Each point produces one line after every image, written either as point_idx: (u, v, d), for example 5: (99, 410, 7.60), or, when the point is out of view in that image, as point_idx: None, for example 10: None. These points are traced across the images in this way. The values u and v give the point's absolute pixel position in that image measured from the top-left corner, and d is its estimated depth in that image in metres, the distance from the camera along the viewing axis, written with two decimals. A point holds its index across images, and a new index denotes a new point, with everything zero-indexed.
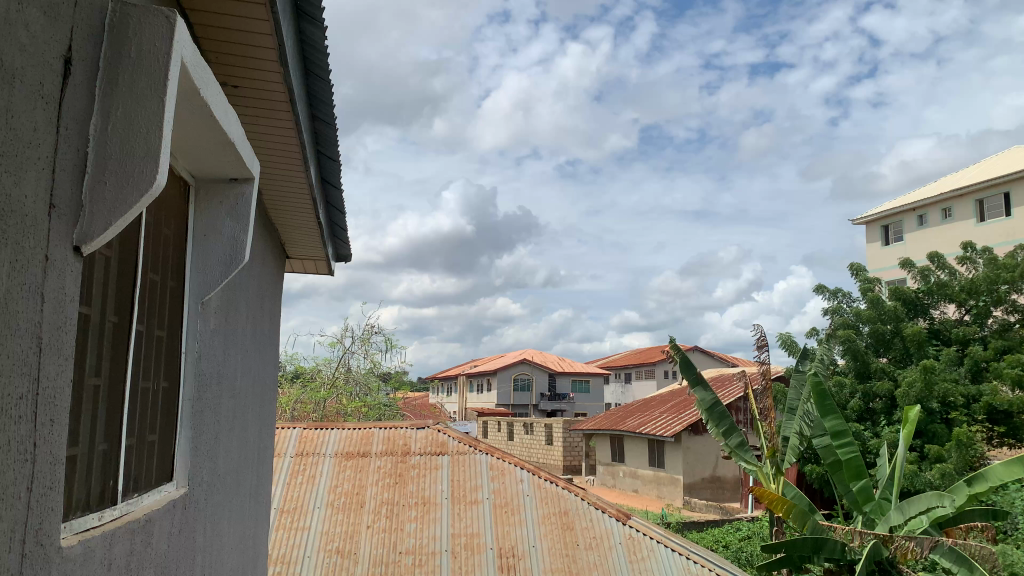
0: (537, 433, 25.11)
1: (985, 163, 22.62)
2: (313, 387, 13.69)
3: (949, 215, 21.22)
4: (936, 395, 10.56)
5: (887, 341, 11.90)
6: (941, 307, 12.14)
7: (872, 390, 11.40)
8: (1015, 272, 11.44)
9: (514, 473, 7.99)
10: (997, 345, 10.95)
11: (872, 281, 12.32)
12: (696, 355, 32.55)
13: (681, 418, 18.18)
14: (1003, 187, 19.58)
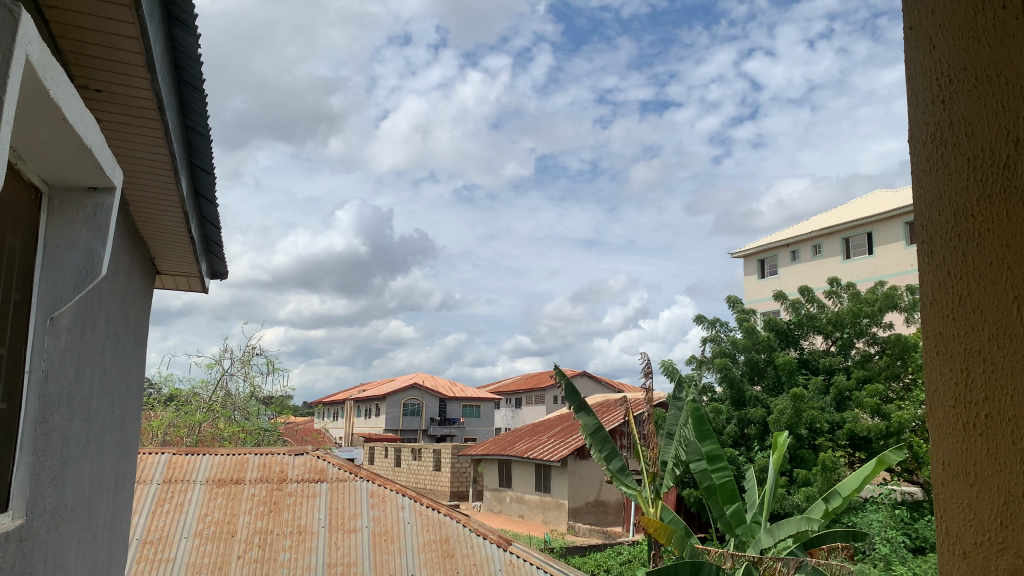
0: (424, 459, 24.75)
1: (849, 206, 24.30)
2: (188, 411, 12.97)
3: (818, 252, 22.61)
4: (804, 421, 11.07)
5: (760, 369, 12.47)
6: (810, 338, 12.84)
7: (747, 416, 11.85)
8: (875, 306, 12.22)
9: (396, 500, 7.85)
10: (859, 375, 11.65)
11: (747, 312, 12.90)
12: (583, 381, 33.17)
13: (567, 443, 18.40)
14: (866, 227, 21.05)
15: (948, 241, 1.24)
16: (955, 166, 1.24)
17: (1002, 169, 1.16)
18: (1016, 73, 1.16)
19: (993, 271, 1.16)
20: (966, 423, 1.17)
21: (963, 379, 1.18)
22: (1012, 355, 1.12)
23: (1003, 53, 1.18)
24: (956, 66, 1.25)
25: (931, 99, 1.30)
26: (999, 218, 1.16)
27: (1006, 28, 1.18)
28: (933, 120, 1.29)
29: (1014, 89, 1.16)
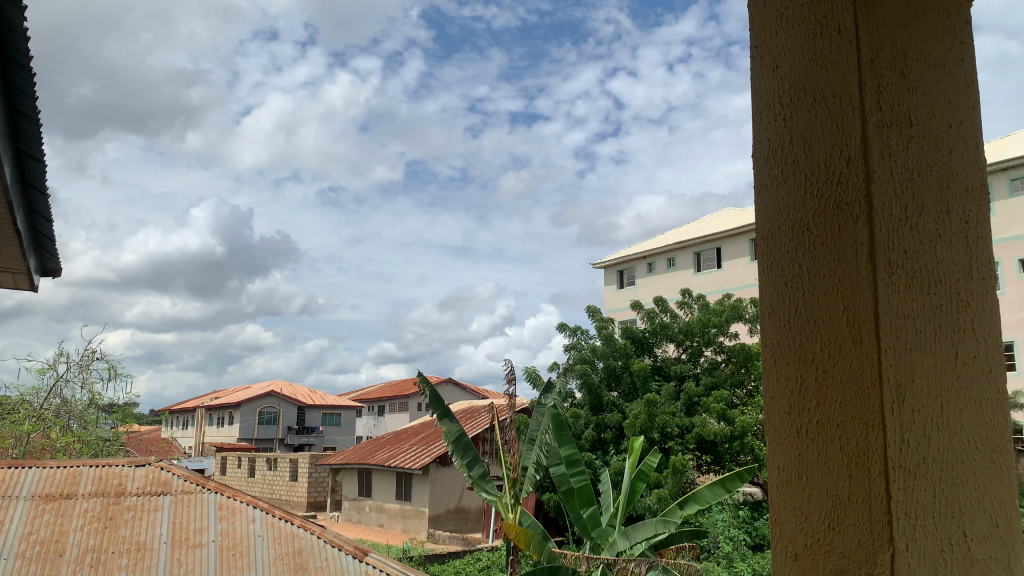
0: (280, 469, 23.85)
1: (700, 222, 25.64)
2: (15, 420, 11.82)
3: (672, 264, 23.69)
4: (657, 426, 11.51)
5: (617, 375, 12.88)
6: (663, 346, 13.38)
7: (604, 421, 12.19)
8: (721, 317, 12.91)
9: (246, 512, 7.47)
10: (707, 382, 12.23)
11: (605, 320, 13.30)
12: (447, 388, 33.11)
13: (429, 450, 18.27)
14: (715, 242, 22.25)
15: (786, 255, 1.27)
16: (793, 180, 1.28)
17: (835, 186, 1.20)
18: (849, 94, 1.20)
19: (824, 283, 1.20)
20: (800, 428, 1.21)
21: (797, 387, 1.22)
22: (841, 364, 1.15)
23: (839, 76, 1.22)
24: (795, 87, 1.30)
25: (775, 117, 1.34)
26: (833, 232, 1.20)
27: (843, 50, 1.22)
28: (776, 137, 1.33)
29: (848, 110, 1.20)
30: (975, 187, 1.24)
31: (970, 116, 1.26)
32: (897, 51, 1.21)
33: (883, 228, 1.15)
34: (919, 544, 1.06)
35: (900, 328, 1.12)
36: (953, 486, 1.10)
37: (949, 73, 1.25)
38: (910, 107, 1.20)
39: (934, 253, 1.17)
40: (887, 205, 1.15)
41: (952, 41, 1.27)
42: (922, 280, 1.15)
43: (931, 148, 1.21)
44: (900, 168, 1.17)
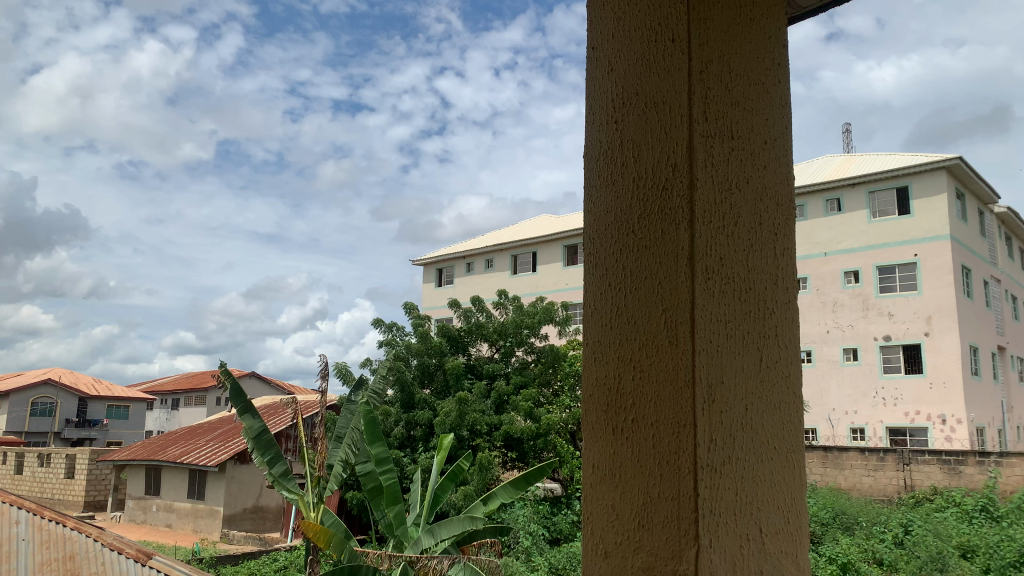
0: (54, 465, 21.60)
1: (519, 226, 26.31)
2: None
3: (490, 265, 24.10)
4: (466, 423, 11.58)
5: (430, 373, 12.88)
6: (477, 346, 13.54)
7: (415, 418, 12.12)
8: (534, 318, 13.27)
9: (10, 514, 6.67)
10: (517, 381, 12.51)
11: (422, 317, 13.20)
12: (252, 381, 31.58)
13: (228, 446, 17.31)
14: (532, 247, 22.87)
15: (613, 256, 1.28)
16: (622, 183, 1.29)
17: (661, 191, 1.22)
18: (677, 101, 1.22)
19: (646, 284, 1.22)
20: (615, 426, 1.22)
21: (615, 387, 1.23)
22: (657, 365, 1.17)
23: (669, 82, 1.24)
24: (629, 91, 1.31)
25: (606, 119, 1.35)
26: (658, 234, 1.21)
27: (673, 57, 1.24)
28: (607, 140, 1.34)
29: (676, 116, 1.22)
30: (783, 203, 1.32)
31: (781, 136, 1.35)
32: (724, 67, 1.25)
33: (703, 235, 1.17)
34: (720, 541, 1.09)
35: (714, 332, 1.15)
36: (753, 483, 1.15)
37: (767, 92, 1.33)
38: (732, 120, 1.25)
39: (745, 259, 1.23)
40: (707, 210, 1.19)
41: (770, 62, 1.34)
42: (734, 287, 1.20)
43: (748, 161, 1.26)
44: (720, 177, 1.21)
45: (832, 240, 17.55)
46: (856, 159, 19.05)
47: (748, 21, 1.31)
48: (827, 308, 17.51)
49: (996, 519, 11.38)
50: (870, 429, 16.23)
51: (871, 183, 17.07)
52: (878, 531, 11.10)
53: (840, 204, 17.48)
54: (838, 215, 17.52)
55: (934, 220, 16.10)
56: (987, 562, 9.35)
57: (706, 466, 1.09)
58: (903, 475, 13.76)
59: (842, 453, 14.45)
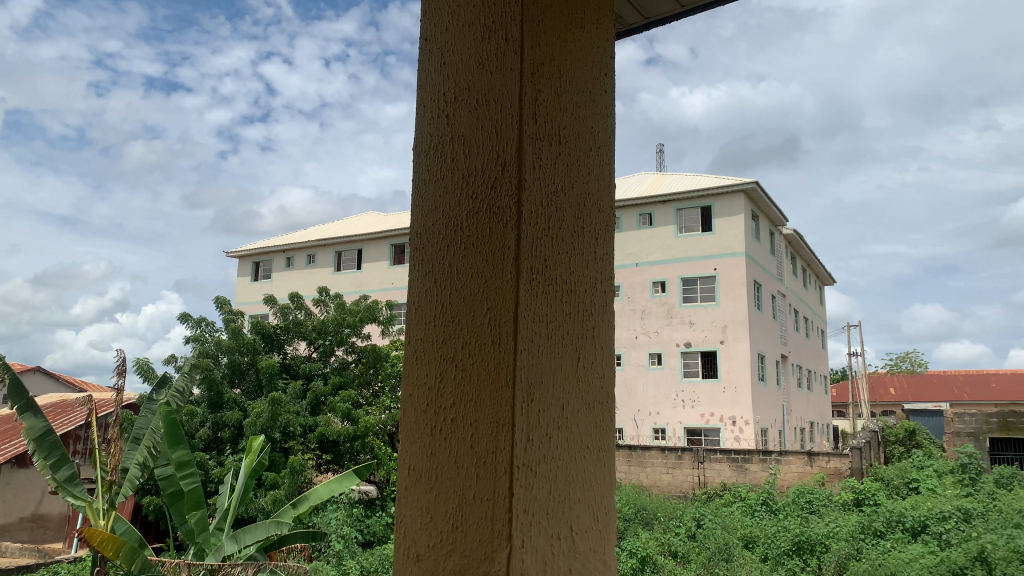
0: None
1: (343, 222, 25.74)
2: None
3: (312, 261, 23.38)
4: (279, 425, 11.11)
5: (241, 371, 12.25)
6: (294, 344, 13.05)
7: (223, 419, 11.47)
8: (356, 318, 13.02)
9: None
10: (335, 382, 12.20)
11: (235, 313, 12.47)
12: (35, 377, 28.53)
13: (2, 448, 15.50)
14: (357, 244, 22.42)
15: (439, 253, 1.25)
16: (449, 179, 1.27)
17: (489, 189, 1.20)
18: (508, 101, 1.22)
19: (473, 283, 1.20)
20: (432, 427, 1.20)
21: (434, 387, 1.21)
22: (478, 364, 1.16)
23: (500, 81, 1.24)
24: (461, 87, 1.29)
25: (436, 114, 1.32)
26: (482, 233, 1.20)
27: (506, 55, 1.24)
28: (437, 133, 1.31)
29: (506, 115, 1.21)
30: (604, 210, 1.35)
31: (605, 144, 1.38)
32: (554, 71, 1.27)
33: (529, 235, 1.17)
34: (532, 541, 1.09)
35: (534, 333, 1.16)
36: (566, 483, 1.16)
37: (594, 100, 1.36)
38: (559, 124, 1.26)
39: (567, 262, 1.25)
40: (533, 212, 1.19)
41: (597, 72, 1.38)
42: (556, 288, 1.21)
43: (573, 166, 1.28)
44: (546, 179, 1.22)
45: (643, 251, 18.63)
46: (668, 177, 20.35)
47: (579, 28, 1.33)
48: (636, 315, 18.54)
49: (775, 511, 12.53)
50: (671, 429, 17.37)
51: (679, 200, 18.31)
52: (674, 525, 11.87)
53: (652, 219, 18.64)
54: (649, 229, 18.66)
55: (732, 237, 17.50)
56: (766, 551, 10.28)
57: (523, 466, 1.09)
58: (698, 472, 14.84)
59: (644, 452, 15.31)
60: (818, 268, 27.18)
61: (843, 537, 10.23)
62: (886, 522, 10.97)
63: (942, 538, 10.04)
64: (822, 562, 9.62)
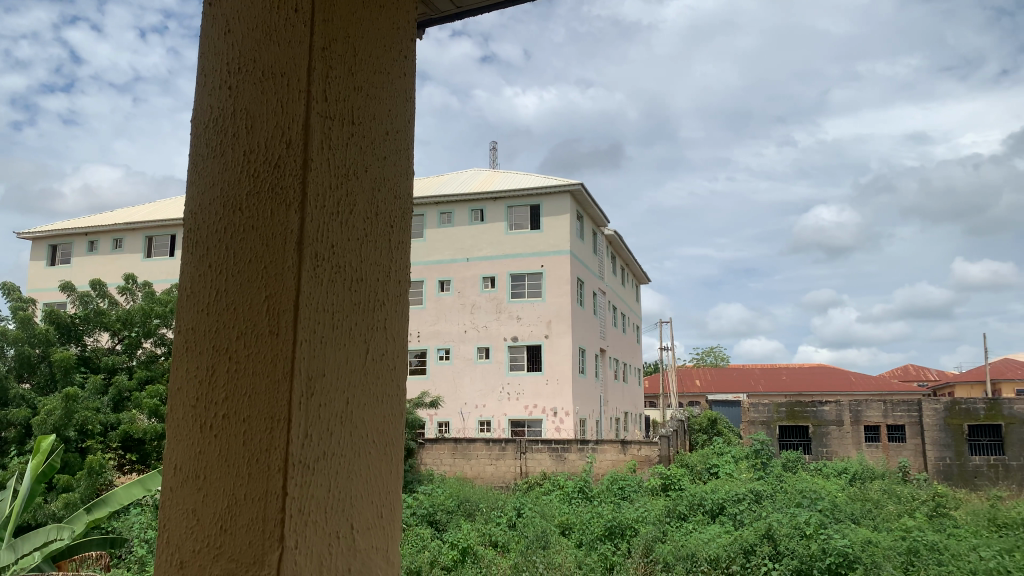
0: None
1: (156, 205, 23.96)
2: None
3: (119, 246, 21.58)
4: (75, 424, 10.12)
5: (32, 365, 11.04)
6: (94, 336, 12.00)
7: (8, 418, 10.30)
8: (167, 307, 12.12)
9: None
10: (140, 376, 11.35)
11: (25, 300, 11.26)
12: None
13: None
14: (171, 229, 20.94)
15: (215, 236, 1.16)
16: (231, 154, 1.18)
17: (273, 168, 1.13)
18: (297, 76, 1.14)
19: (256, 266, 1.11)
20: (203, 424, 1.10)
21: (207, 378, 1.12)
22: (253, 356, 1.08)
23: (289, 52, 1.16)
24: (246, 55, 1.21)
25: (219, 84, 1.22)
26: (264, 214, 1.12)
27: (296, 29, 1.16)
28: (217, 105, 1.22)
29: (293, 90, 1.14)
30: (400, 198, 1.31)
31: (404, 129, 1.34)
32: (347, 48, 1.21)
33: (313, 219, 1.11)
34: (308, 541, 1.03)
35: (320, 321, 1.10)
36: (348, 479, 1.11)
37: (392, 82, 1.31)
38: (352, 104, 1.21)
39: (359, 250, 1.19)
40: (320, 195, 1.12)
41: (396, 54, 1.33)
42: (343, 277, 1.15)
43: (367, 149, 1.23)
44: (336, 160, 1.16)
45: (474, 246, 18.77)
46: (498, 175, 20.65)
47: (377, 8, 1.28)
48: (466, 309, 18.64)
49: (590, 497, 13.06)
50: (496, 421, 17.70)
51: (509, 198, 18.65)
52: (495, 515, 12.05)
53: (483, 215, 18.83)
54: (480, 225, 18.84)
55: (558, 236, 18.05)
56: (581, 537, 10.66)
57: (298, 463, 1.03)
58: (520, 462, 15.19)
59: (469, 444, 15.45)
60: (635, 267, 28.66)
61: (651, 521, 10.86)
62: (689, 505, 11.70)
63: (737, 518, 10.93)
64: (631, 545, 10.11)
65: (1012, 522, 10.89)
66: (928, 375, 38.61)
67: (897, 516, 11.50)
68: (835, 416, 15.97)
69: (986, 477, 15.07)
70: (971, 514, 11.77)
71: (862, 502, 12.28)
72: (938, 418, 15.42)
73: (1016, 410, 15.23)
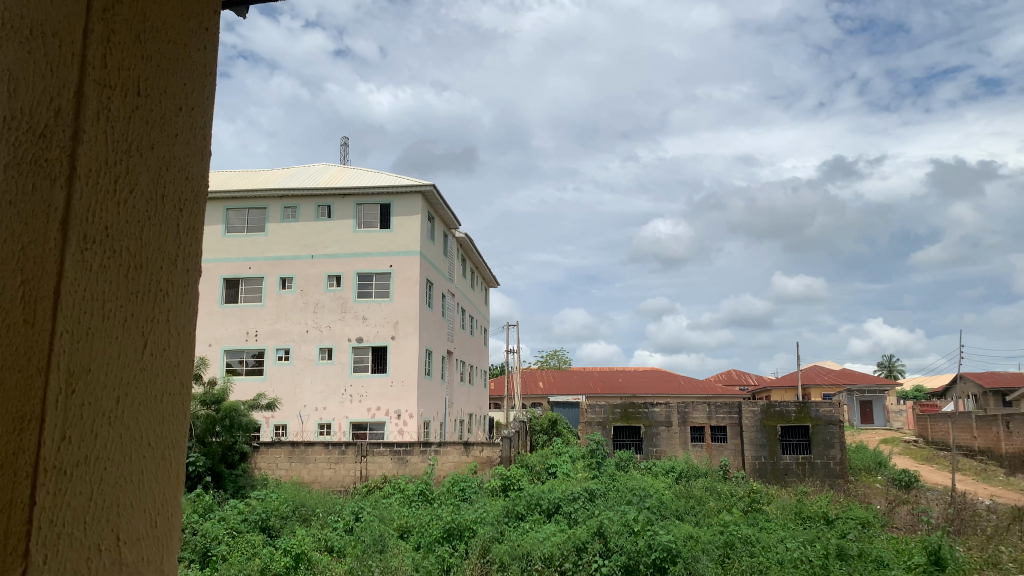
0: None
1: None
2: None
3: None
4: None
5: None
6: None
7: None
8: None
9: None
10: None
11: None
12: None
13: None
14: None
15: None
16: None
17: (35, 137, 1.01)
18: (71, 37, 1.02)
19: None
20: None
21: None
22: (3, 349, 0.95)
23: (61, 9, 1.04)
24: None
25: None
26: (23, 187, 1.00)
27: None
28: None
29: (65, 52, 1.02)
30: (193, 178, 1.21)
31: (201, 105, 1.25)
32: (135, 13, 1.10)
33: (81, 196, 1.00)
34: (61, 554, 0.93)
35: (85, 312, 0.99)
36: (114, 484, 1.01)
37: (188, 55, 1.21)
38: (141, 74, 1.10)
39: (137, 234, 1.08)
40: (89, 170, 1.01)
41: (195, 25, 1.24)
42: (118, 261, 1.04)
43: (155, 125, 1.13)
44: (113, 131, 1.05)
45: (320, 244, 18.23)
46: (347, 171, 20.19)
47: None
48: (309, 309, 18.04)
49: (430, 500, 13.02)
50: (336, 424, 17.30)
51: (358, 195, 18.30)
52: (332, 520, 11.75)
53: (330, 211, 18.34)
54: (326, 221, 18.32)
55: (407, 236, 17.89)
56: (418, 540, 10.59)
57: (50, 467, 0.92)
58: (359, 466, 14.85)
59: (308, 448, 14.93)
60: (483, 270, 28.92)
61: (489, 522, 10.95)
62: (527, 505, 11.89)
63: (571, 517, 11.28)
64: (469, 546, 10.16)
65: (815, 515, 11.90)
66: (749, 378, 41.58)
67: (716, 512, 12.27)
68: (664, 417, 16.83)
69: (794, 474, 16.42)
70: (781, 508, 12.76)
71: (687, 499, 13.01)
72: (755, 420, 16.58)
73: (821, 412, 16.62)
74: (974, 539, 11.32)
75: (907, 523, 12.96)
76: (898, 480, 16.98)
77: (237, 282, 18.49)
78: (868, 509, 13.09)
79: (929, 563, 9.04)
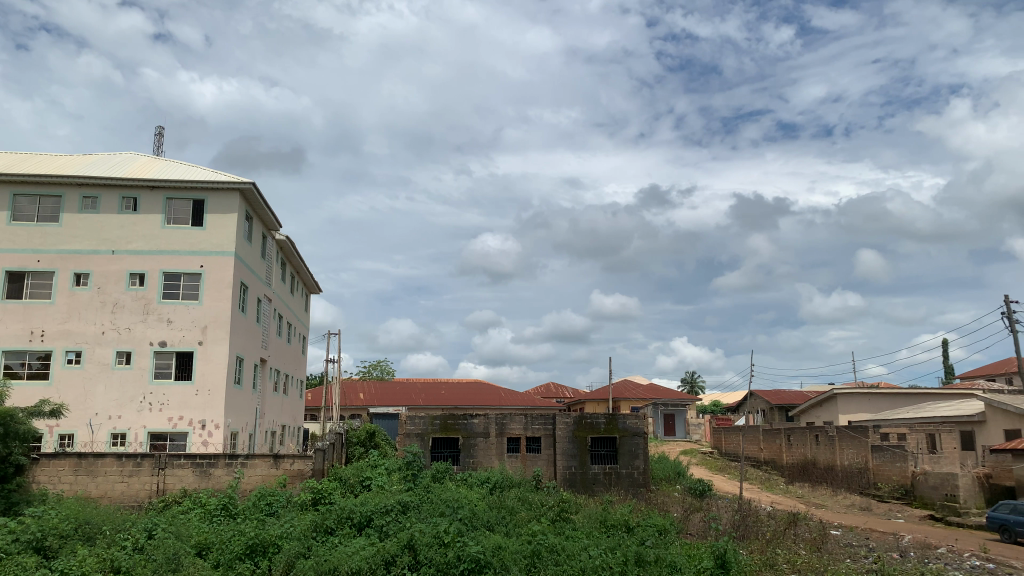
0: None
1: None
2: None
3: None
4: None
5: None
6: None
7: None
8: None
9: None
10: None
11: None
12: None
13: None
14: None
15: None
16: None
17: None
18: None
19: None
20: None
21: None
22: None
23: None
24: None
25: None
26: None
27: None
28: None
29: None
30: None
31: None
32: None
33: None
34: None
35: None
36: None
37: None
38: None
39: None
40: None
41: None
42: None
43: None
44: None
45: (122, 239, 16.86)
46: (157, 162, 18.89)
47: None
48: (106, 308, 16.52)
49: (234, 516, 12.32)
50: (132, 434, 15.98)
51: (169, 189, 17.16)
52: (120, 538, 10.79)
53: (136, 204, 17.05)
54: (131, 215, 17.01)
55: (222, 236, 17.01)
56: (218, 557, 9.94)
57: None
58: (156, 479, 13.76)
59: (97, 460, 13.66)
60: (306, 276, 28.00)
61: (296, 536, 10.50)
62: (336, 518, 11.50)
63: (382, 530, 11.11)
64: (272, 563, 9.72)
65: (618, 522, 12.44)
66: (566, 393, 42.97)
67: (525, 522, 12.53)
68: (483, 428, 17.04)
69: (602, 483, 17.08)
70: (587, 517, 13.21)
71: (499, 510, 13.18)
72: (568, 431, 17.15)
73: (628, 423, 17.40)
74: (756, 543, 12.31)
75: (699, 529, 13.88)
76: (694, 489, 18.21)
77: (23, 275, 16.69)
78: (666, 516, 13.87)
79: (717, 567, 9.69)
